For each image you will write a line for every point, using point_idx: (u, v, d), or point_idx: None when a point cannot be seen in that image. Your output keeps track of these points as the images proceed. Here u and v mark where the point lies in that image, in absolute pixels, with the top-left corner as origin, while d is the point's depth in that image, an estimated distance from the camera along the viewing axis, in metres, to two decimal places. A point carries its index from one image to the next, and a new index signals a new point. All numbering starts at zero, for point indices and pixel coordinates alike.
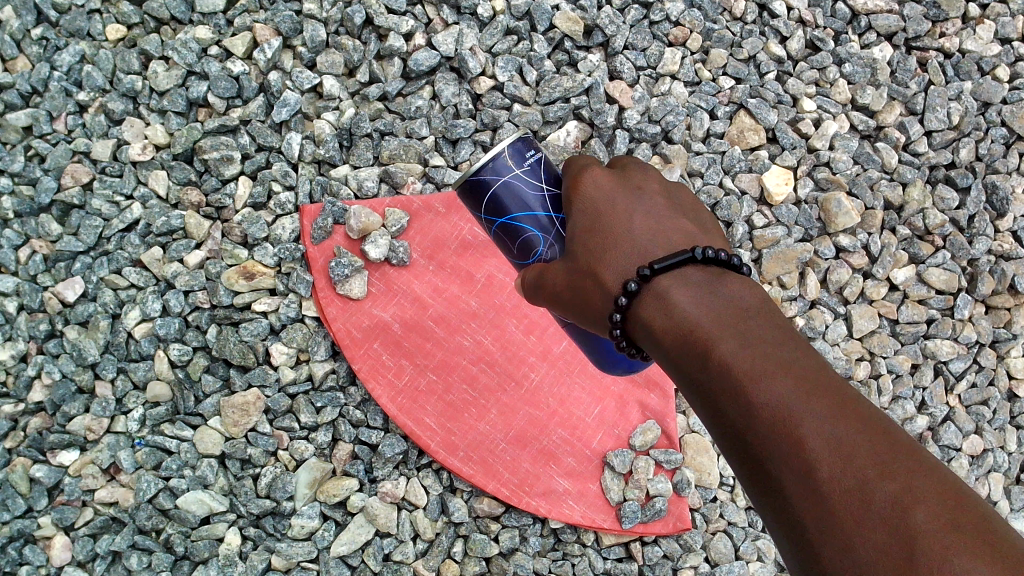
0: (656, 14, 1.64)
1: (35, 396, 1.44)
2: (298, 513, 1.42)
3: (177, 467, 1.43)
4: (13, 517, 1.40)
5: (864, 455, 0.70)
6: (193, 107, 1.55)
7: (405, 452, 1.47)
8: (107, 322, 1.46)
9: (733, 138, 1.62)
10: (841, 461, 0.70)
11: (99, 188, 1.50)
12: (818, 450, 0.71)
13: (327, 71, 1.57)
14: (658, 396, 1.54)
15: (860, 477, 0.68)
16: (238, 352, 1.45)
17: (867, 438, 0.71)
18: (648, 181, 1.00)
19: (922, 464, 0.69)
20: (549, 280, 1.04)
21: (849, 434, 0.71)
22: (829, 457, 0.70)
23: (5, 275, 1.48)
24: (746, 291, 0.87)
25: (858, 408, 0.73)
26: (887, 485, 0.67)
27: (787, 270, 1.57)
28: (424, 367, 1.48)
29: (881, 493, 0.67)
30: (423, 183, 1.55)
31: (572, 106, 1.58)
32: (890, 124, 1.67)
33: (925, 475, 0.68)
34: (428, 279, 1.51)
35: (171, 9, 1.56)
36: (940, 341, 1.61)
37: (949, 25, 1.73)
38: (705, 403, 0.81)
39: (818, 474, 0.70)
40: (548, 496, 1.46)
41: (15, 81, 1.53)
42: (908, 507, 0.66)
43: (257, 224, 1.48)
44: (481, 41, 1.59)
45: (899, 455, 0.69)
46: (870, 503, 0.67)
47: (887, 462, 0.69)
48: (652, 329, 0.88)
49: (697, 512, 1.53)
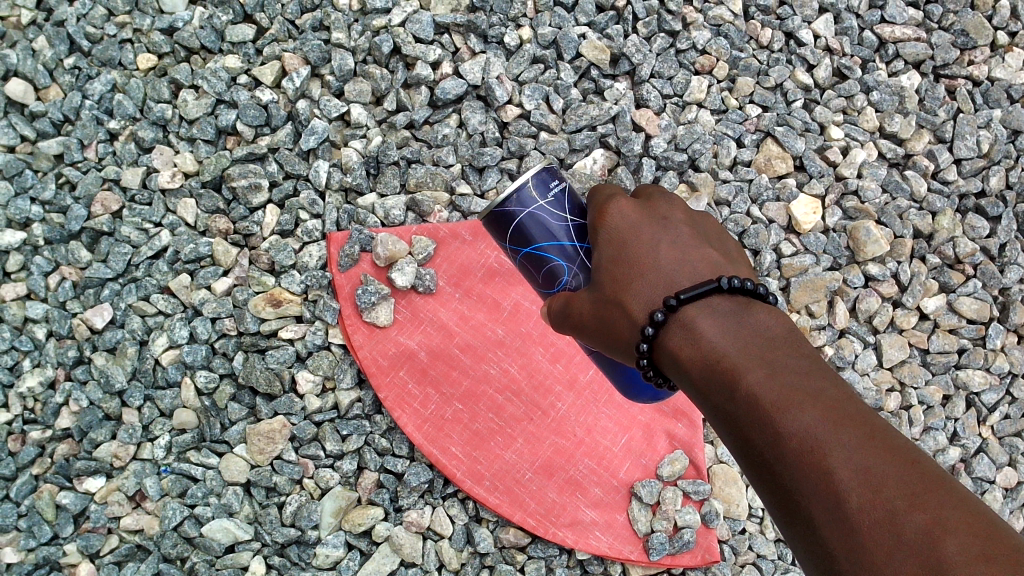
0: (682, 42, 1.64)
1: (63, 422, 1.45)
2: (323, 542, 1.42)
3: (203, 494, 1.42)
4: (39, 543, 1.41)
5: (893, 486, 0.68)
6: (221, 135, 1.56)
7: (431, 481, 1.46)
8: (135, 348, 1.46)
9: (761, 166, 1.61)
10: (870, 492, 0.69)
11: (129, 216, 1.51)
12: (846, 482, 0.70)
13: (356, 100, 1.58)
14: (685, 425, 1.52)
15: (889, 508, 0.67)
16: (265, 379, 1.44)
17: (897, 468, 0.70)
18: (672, 210, 0.99)
19: (953, 494, 0.68)
20: (576, 309, 1.03)
21: (878, 464, 0.70)
22: (858, 488, 0.70)
23: (35, 301, 1.49)
24: (773, 319, 0.86)
25: (887, 437, 0.72)
26: (917, 516, 0.66)
27: (815, 299, 1.56)
28: (450, 397, 1.47)
29: (910, 524, 0.66)
30: (449, 212, 1.55)
31: (598, 134, 1.58)
32: (918, 151, 1.66)
33: (955, 505, 0.67)
34: (454, 307, 1.51)
35: (201, 38, 1.58)
36: (972, 371, 1.59)
37: (978, 53, 1.72)
38: (734, 433, 0.81)
39: (847, 504, 0.70)
40: (575, 527, 1.45)
41: (47, 109, 1.55)
42: (938, 538, 0.64)
43: (285, 251, 1.49)
44: (508, 69, 1.60)
45: (929, 484, 0.68)
46: (899, 534, 0.66)
47: (917, 492, 0.68)
48: (678, 359, 0.87)
49: (726, 545, 1.51)
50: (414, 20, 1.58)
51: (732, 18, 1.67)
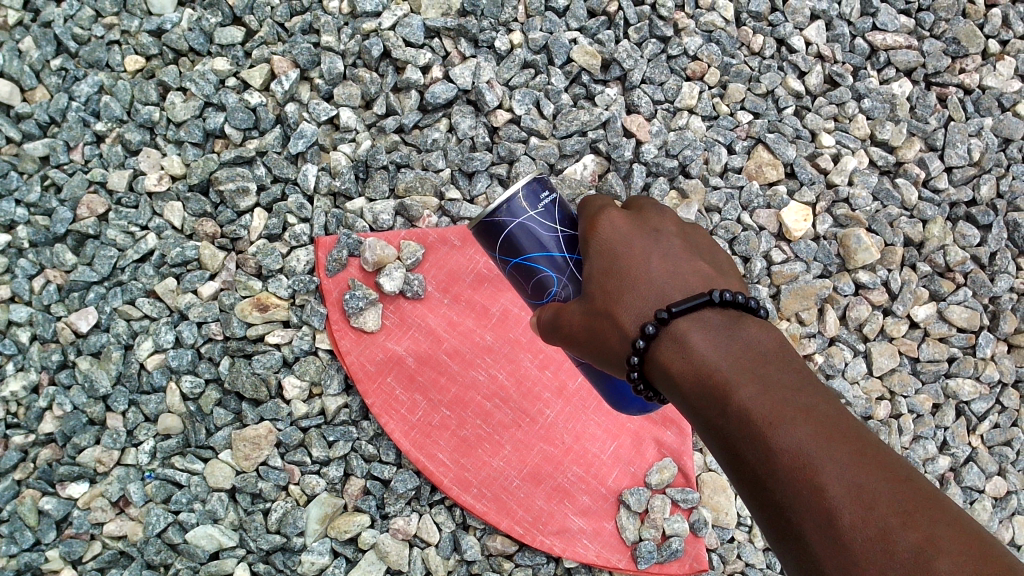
0: (673, 49, 1.64)
1: (46, 427, 1.44)
2: (308, 549, 1.40)
3: (187, 500, 1.41)
4: (21, 549, 1.39)
5: (886, 503, 0.68)
6: (209, 138, 1.55)
7: (417, 488, 1.44)
8: (119, 353, 1.45)
9: (752, 173, 1.61)
10: (864, 509, 0.68)
11: (115, 219, 1.50)
12: (839, 498, 0.70)
13: (345, 103, 1.57)
14: (674, 433, 1.52)
15: (882, 525, 0.67)
16: (250, 385, 1.43)
17: (890, 485, 0.69)
18: (665, 222, 0.98)
19: (945, 510, 0.67)
20: (566, 320, 1.02)
21: (870, 481, 0.69)
22: (851, 505, 0.69)
23: (19, 304, 1.48)
24: (764, 333, 0.85)
25: (878, 454, 0.72)
26: (910, 534, 0.66)
27: (805, 307, 1.55)
28: (438, 404, 1.46)
29: (904, 542, 0.66)
30: (438, 217, 1.54)
31: (589, 139, 1.57)
32: (909, 159, 1.66)
33: (947, 522, 0.66)
34: (442, 313, 1.50)
35: (189, 40, 1.57)
36: (962, 380, 1.59)
37: (969, 61, 1.72)
38: (725, 448, 0.80)
39: (840, 521, 0.69)
40: (562, 535, 1.44)
41: (33, 111, 1.54)
42: (931, 557, 0.64)
43: (272, 256, 1.48)
44: (499, 74, 1.60)
45: (922, 502, 0.68)
46: (892, 552, 0.66)
47: (910, 510, 0.67)
48: (669, 372, 0.86)
49: (714, 553, 1.50)
50: (404, 24, 1.58)
51: (723, 24, 1.66)
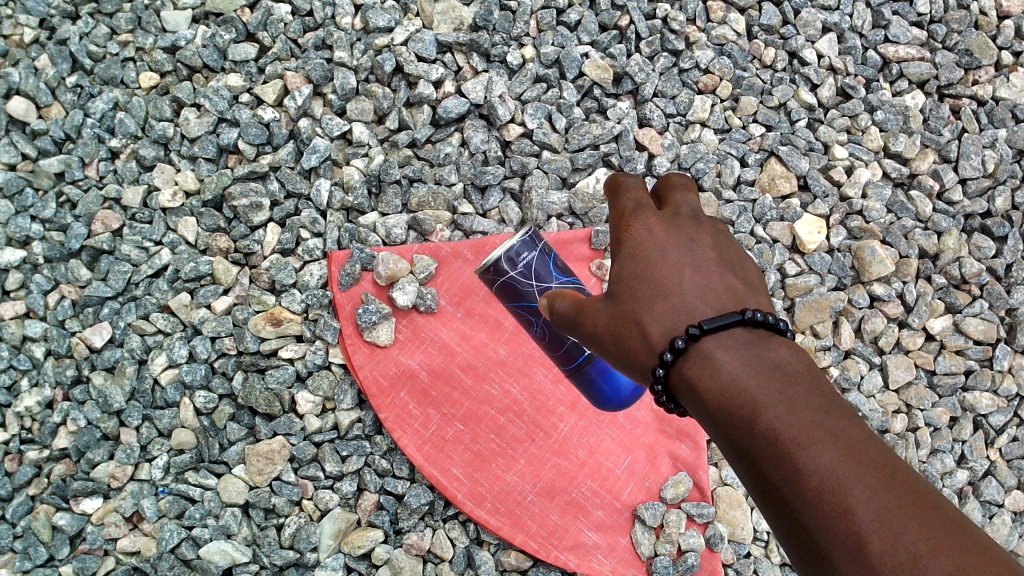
0: (685, 62, 1.64)
1: (61, 442, 1.44)
2: (322, 564, 1.40)
3: (200, 515, 1.41)
4: (34, 565, 1.39)
5: (915, 531, 0.63)
6: (223, 153, 1.56)
7: (432, 503, 1.43)
8: (133, 367, 1.45)
9: (765, 186, 1.60)
10: (893, 536, 0.63)
11: (129, 234, 1.51)
12: (867, 526, 0.65)
13: (358, 118, 1.58)
14: (688, 446, 1.51)
15: (911, 553, 0.62)
16: (264, 399, 1.43)
17: (920, 515, 0.64)
18: (699, 232, 0.94)
19: (979, 542, 0.62)
20: (591, 323, 0.98)
21: (898, 505, 0.65)
22: (880, 535, 0.64)
23: (34, 320, 1.49)
24: (795, 351, 0.81)
25: (910, 482, 0.67)
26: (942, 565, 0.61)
27: (820, 319, 1.54)
28: (452, 417, 1.46)
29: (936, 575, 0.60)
30: (451, 231, 1.54)
31: (601, 153, 1.57)
32: (924, 171, 1.65)
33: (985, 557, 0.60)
34: (456, 327, 1.49)
35: (203, 57, 1.58)
36: (979, 393, 1.58)
37: (982, 73, 1.72)
38: (751, 469, 0.75)
39: (868, 550, 0.64)
40: (577, 550, 1.42)
41: (49, 127, 1.56)
42: None
43: (285, 270, 1.48)
44: (511, 89, 1.60)
45: (955, 533, 0.62)
46: None
47: (939, 537, 0.62)
48: (696, 388, 0.82)
49: (730, 568, 1.48)
50: (417, 38, 1.58)
51: (735, 37, 1.67)
